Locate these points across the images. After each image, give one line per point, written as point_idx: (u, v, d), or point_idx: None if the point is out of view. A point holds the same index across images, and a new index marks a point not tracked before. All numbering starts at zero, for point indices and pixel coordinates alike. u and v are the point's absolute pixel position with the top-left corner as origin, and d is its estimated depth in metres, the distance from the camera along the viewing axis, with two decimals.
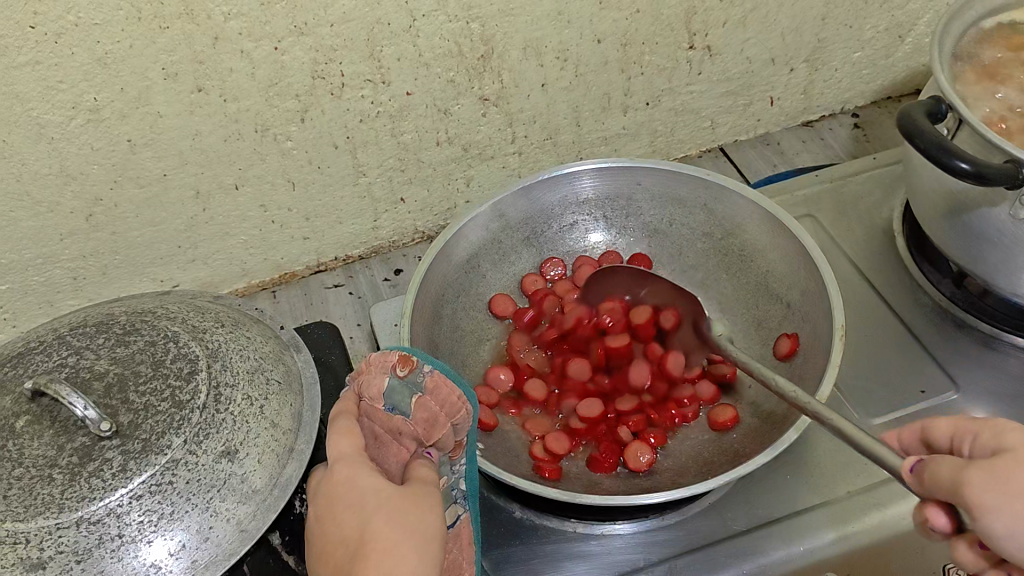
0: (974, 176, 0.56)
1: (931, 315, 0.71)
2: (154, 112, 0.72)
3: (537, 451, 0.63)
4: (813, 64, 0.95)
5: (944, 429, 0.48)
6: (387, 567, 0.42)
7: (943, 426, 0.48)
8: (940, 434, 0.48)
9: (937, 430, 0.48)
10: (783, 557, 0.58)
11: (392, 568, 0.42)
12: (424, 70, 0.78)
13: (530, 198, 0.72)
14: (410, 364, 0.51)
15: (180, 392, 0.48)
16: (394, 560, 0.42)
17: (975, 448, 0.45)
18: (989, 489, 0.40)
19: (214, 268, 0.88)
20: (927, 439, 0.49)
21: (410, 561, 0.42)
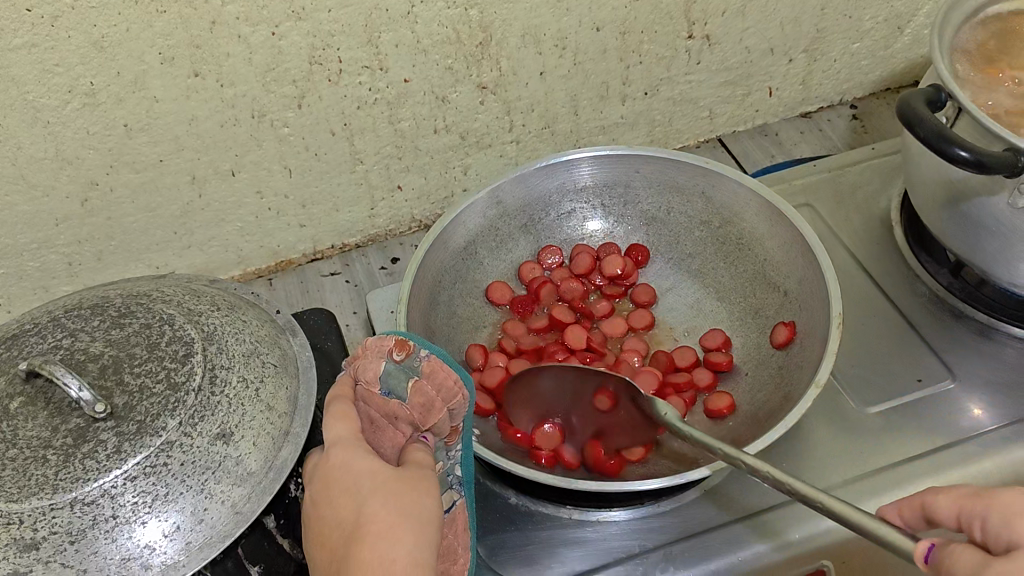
0: (974, 164, 0.55)
1: (928, 304, 0.71)
2: (150, 96, 0.71)
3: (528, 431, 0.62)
4: (812, 54, 0.95)
5: (948, 505, 0.41)
6: (382, 550, 0.42)
7: (948, 497, 0.41)
8: (945, 510, 0.41)
9: (941, 505, 0.41)
10: (779, 545, 0.58)
11: (387, 551, 0.42)
12: (421, 56, 0.78)
13: (528, 185, 0.72)
14: (406, 348, 0.51)
15: (175, 373, 0.48)
16: (389, 543, 0.42)
17: (988, 535, 0.38)
18: None
19: (210, 255, 0.87)
20: (928, 515, 0.42)
21: (405, 543, 0.42)
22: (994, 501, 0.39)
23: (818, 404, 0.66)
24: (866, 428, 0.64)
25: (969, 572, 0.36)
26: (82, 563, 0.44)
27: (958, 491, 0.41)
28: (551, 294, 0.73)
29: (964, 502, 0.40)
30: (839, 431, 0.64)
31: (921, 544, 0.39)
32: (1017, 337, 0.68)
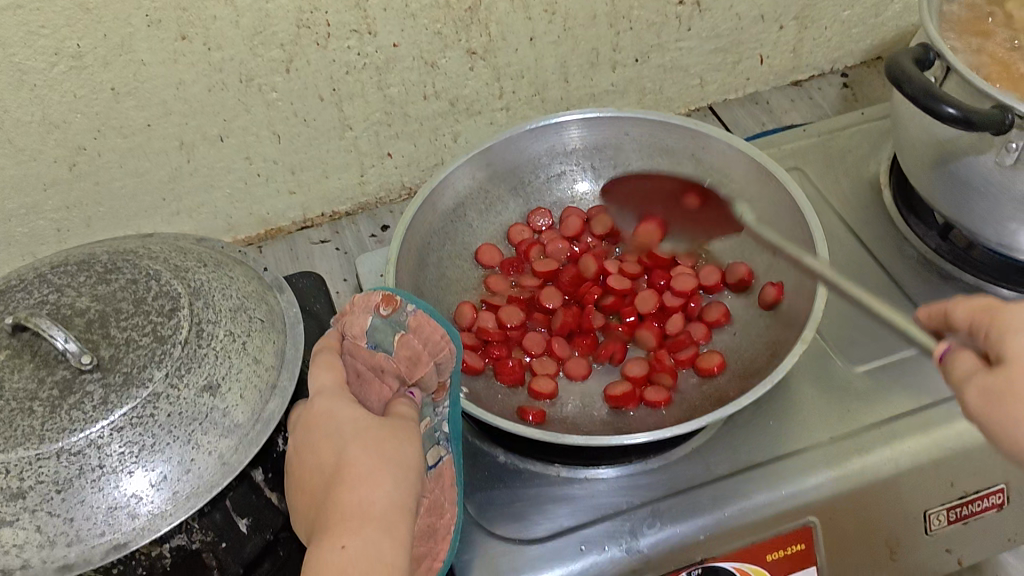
0: (963, 122, 0.55)
1: (916, 266, 0.71)
2: (137, 59, 0.71)
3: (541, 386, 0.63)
4: (803, 22, 0.94)
5: (964, 316, 0.44)
6: (361, 492, 0.42)
7: (966, 308, 0.44)
8: (961, 318, 0.44)
9: (957, 311, 0.45)
10: (766, 501, 0.58)
11: (366, 493, 0.42)
12: (410, 21, 0.78)
13: (517, 148, 0.72)
14: (393, 303, 0.51)
15: (162, 326, 0.48)
16: (368, 485, 0.42)
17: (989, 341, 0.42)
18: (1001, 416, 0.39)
19: (199, 222, 0.87)
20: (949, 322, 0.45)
21: (384, 487, 0.42)
22: (1002, 316, 0.42)
23: (806, 364, 0.66)
24: (854, 388, 0.64)
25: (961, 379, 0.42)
26: (69, 512, 0.44)
27: (979, 304, 0.44)
28: (539, 254, 0.73)
29: (979, 316, 0.43)
30: (827, 390, 0.64)
31: (937, 348, 0.44)
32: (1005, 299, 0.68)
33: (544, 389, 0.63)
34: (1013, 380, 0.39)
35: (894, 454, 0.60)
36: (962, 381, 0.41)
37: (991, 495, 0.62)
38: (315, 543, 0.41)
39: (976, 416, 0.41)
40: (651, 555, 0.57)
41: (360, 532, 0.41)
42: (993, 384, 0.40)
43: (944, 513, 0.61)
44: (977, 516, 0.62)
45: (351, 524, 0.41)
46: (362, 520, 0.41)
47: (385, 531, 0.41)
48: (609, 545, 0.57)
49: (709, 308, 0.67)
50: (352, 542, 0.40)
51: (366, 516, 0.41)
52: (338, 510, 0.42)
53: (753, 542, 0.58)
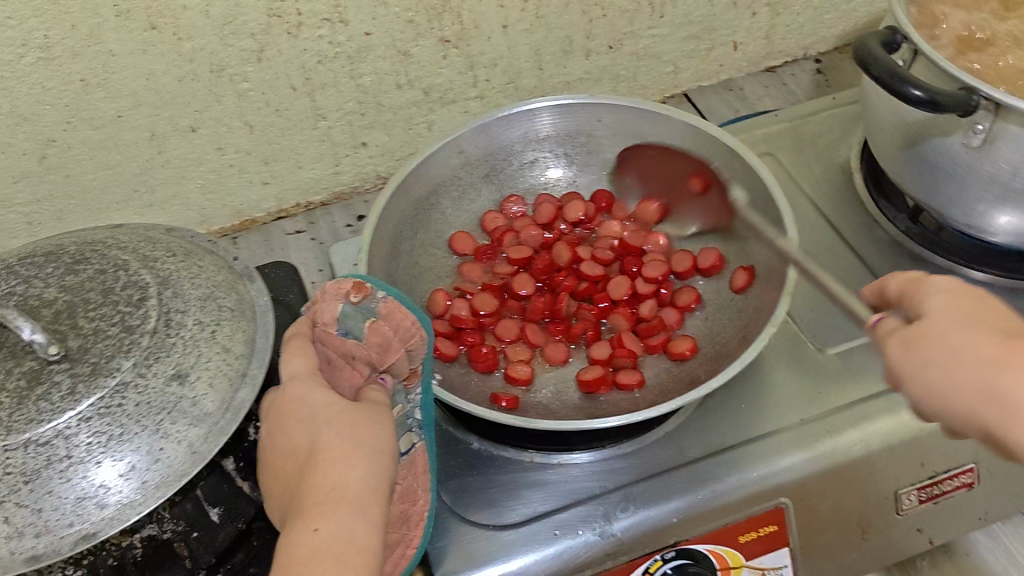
0: (928, 103, 0.56)
1: (886, 249, 0.72)
2: (106, 50, 0.71)
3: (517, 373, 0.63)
4: (775, 8, 0.95)
5: (893, 288, 0.48)
6: (335, 475, 0.42)
7: (895, 282, 0.48)
8: (891, 291, 0.48)
9: (890, 285, 0.48)
10: (738, 483, 0.59)
11: (339, 476, 0.42)
12: (382, 9, 0.77)
13: (490, 135, 0.72)
14: (363, 290, 0.51)
15: (130, 317, 0.48)
16: (341, 469, 0.42)
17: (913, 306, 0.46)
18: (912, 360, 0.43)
19: (172, 214, 0.87)
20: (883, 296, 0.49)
21: (357, 470, 0.42)
22: (924, 284, 0.46)
23: (778, 348, 0.67)
24: (825, 370, 0.65)
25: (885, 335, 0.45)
26: (37, 503, 0.44)
27: (906, 277, 0.48)
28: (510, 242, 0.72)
29: (906, 286, 0.47)
30: (798, 373, 0.65)
31: (870, 317, 0.47)
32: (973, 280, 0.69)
33: (521, 376, 0.63)
34: (930, 330, 0.43)
35: (865, 435, 0.60)
36: (886, 337, 0.45)
37: (963, 473, 0.62)
38: (288, 528, 0.41)
39: (898, 367, 0.44)
40: (625, 539, 0.57)
41: (333, 515, 0.40)
42: (909, 334, 0.44)
43: (916, 492, 0.62)
44: (948, 495, 0.63)
45: (324, 507, 0.41)
46: (335, 503, 0.41)
47: (359, 513, 0.41)
48: (583, 529, 0.57)
49: (680, 294, 0.67)
50: (326, 524, 0.40)
51: (339, 499, 0.41)
52: (311, 494, 0.41)
53: (724, 524, 0.59)
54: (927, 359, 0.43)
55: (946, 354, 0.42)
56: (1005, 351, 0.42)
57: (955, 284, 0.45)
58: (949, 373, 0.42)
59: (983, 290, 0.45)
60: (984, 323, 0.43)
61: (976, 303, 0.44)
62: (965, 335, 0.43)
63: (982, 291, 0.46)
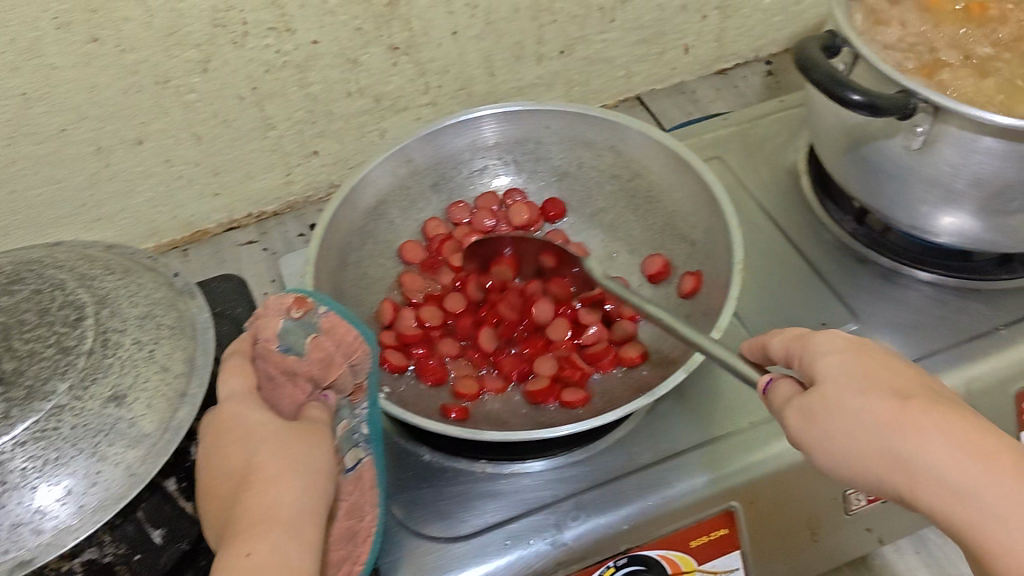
0: (868, 107, 0.56)
1: (833, 250, 0.73)
2: (46, 63, 0.69)
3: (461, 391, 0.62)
4: (725, 11, 0.95)
5: (779, 346, 0.48)
6: (270, 497, 0.42)
7: (780, 340, 0.49)
8: (777, 349, 0.49)
9: (774, 343, 0.49)
10: (688, 489, 0.59)
11: (275, 497, 0.42)
12: (329, 17, 0.77)
13: (437, 144, 0.71)
14: (305, 305, 0.51)
15: (66, 338, 0.47)
16: (277, 490, 0.42)
17: (802, 369, 0.46)
18: (810, 433, 0.44)
19: (121, 228, 0.85)
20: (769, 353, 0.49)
21: (293, 491, 0.42)
22: (809, 343, 0.47)
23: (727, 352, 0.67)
24: None
25: (782, 402, 0.46)
26: None
27: (790, 335, 0.48)
28: (453, 250, 0.72)
29: (792, 344, 0.48)
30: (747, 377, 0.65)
31: (761, 379, 0.47)
32: (918, 280, 0.70)
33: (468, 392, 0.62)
34: (826, 398, 0.43)
35: None
36: (784, 405, 0.45)
37: None
38: (221, 552, 0.40)
39: (802, 437, 0.44)
40: (576, 547, 0.57)
41: (267, 536, 0.40)
42: (806, 402, 0.44)
43: (863, 493, 0.62)
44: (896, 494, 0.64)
45: (259, 528, 0.40)
46: (271, 523, 0.40)
47: (294, 535, 0.40)
48: (533, 538, 0.57)
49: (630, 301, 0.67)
50: (259, 547, 0.39)
51: (274, 520, 0.41)
52: (246, 516, 0.41)
53: (675, 530, 0.59)
54: (824, 431, 0.43)
55: (841, 425, 0.43)
56: (899, 414, 0.42)
57: (841, 340, 0.46)
58: (850, 442, 0.43)
59: (869, 343, 0.46)
60: (875, 385, 0.43)
61: (864, 361, 0.44)
62: (859, 399, 0.43)
63: (869, 343, 0.46)
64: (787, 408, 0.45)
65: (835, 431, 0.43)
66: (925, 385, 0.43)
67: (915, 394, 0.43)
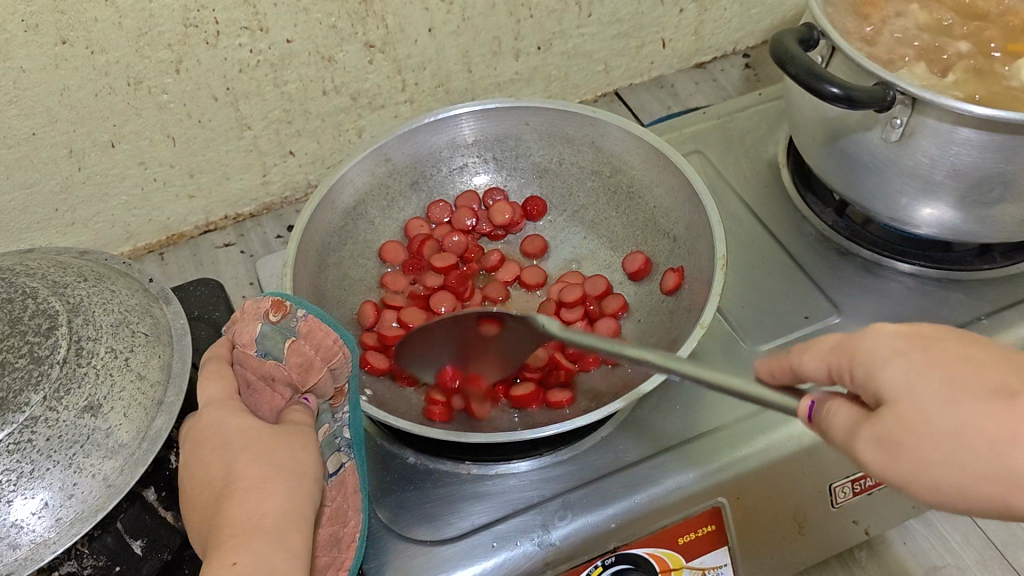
0: (845, 100, 0.56)
1: (815, 243, 0.73)
2: (15, 67, 0.68)
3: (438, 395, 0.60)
4: (702, 4, 0.95)
5: (817, 364, 0.41)
6: (252, 505, 0.42)
7: (815, 355, 0.41)
8: (815, 369, 0.41)
9: (810, 362, 0.41)
10: (676, 485, 0.59)
11: (256, 505, 0.42)
12: (303, 15, 0.76)
13: (416, 142, 0.70)
14: (283, 309, 0.49)
15: (38, 348, 0.46)
16: (259, 498, 0.42)
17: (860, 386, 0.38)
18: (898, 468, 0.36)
19: (96, 232, 0.84)
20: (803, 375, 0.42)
21: (275, 498, 0.42)
22: (861, 353, 0.38)
23: (711, 347, 0.67)
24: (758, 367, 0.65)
25: (844, 433, 0.38)
26: None
27: (824, 345, 0.41)
28: (432, 250, 0.72)
29: (831, 359, 0.40)
30: (732, 372, 0.65)
31: (802, 406, 0.40)
32: (899, 271, 0.70)
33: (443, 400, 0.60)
34: (905, 420, 0.36)
35: (797, 431, 0.60)
36: (849, 439, 0.38)
37: None
38: (204, 562, 0.40)
39: (885, 472, 0.37)
40: (563, 547, 0.57)
41: (251, 546, 0.40)
42: (877, 430, 0.36)
43: (849, 485, 0.63)
44: (881, 487, 0.64)
45: (242, 538, 0.40)
46: (252, 534, 0.41)
47: (278, 543, 0.41)
48: (520, 539, 0.57)
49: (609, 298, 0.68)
50: (243, 557, 0.40)
51: (257, 529, 0.41)
52: (228, 525, 0.41)
53: (662, 527, 0.59)
54: (917, 462, 0.35)
55: (933, 450, 0.35)
56: (1004, 420, 0.34)
57: (897, 337, 0.38)
58: (949, 465, 0.35)
59: (926, 329, 0.38)
60: (961, 389, 0.35)
61: (935, 358, 0.36)
62: (950, 411, 0.35)
63: (926, 331, 0.38)
64: (856, 441, 0.37)
65: (928, 458, 0.35)
66: (1020, 368, 0.36)
67: (1014, 385, 0.35)
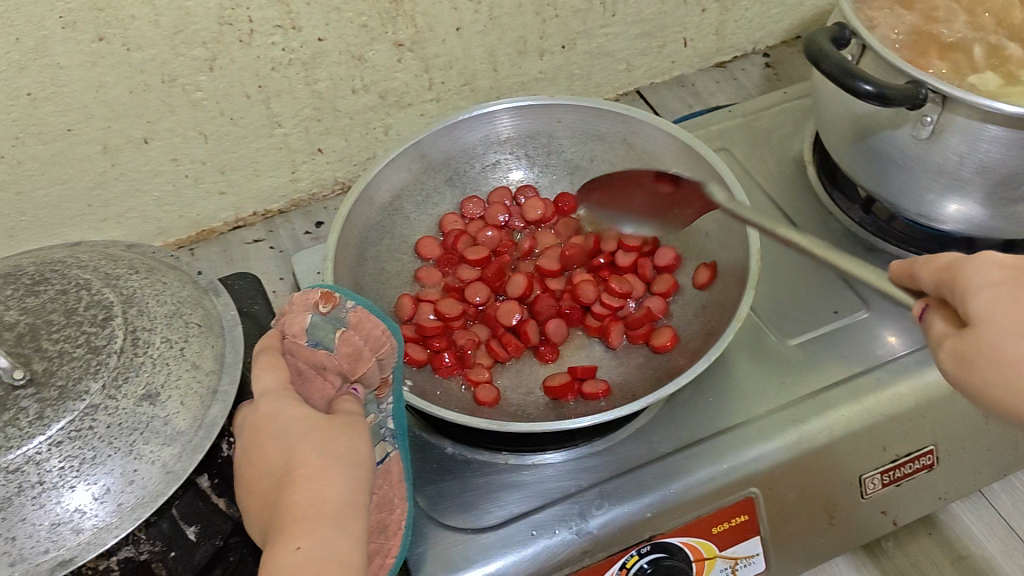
0: (878, 98, 0.57)
1: (841, 239, 0.74)
2: (53, 63, 0.69)
3: (483, 396, 0.62)
4: (724, 4, 0.96)
5: (928, 278, 0.42)
6: (313, 492, 0.44)
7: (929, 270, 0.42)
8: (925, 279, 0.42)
9: (923, 274, 0.43)
10: (709, 475, 0.60)
11: (318, 492, 0.44)
12: (335, 14, 0.77)
13: (451, 139, 0.72)
14: (332, 300, 0.51)
15: (95, 337, 0.47)
16: (320, 484, 0.44)
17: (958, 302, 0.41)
18: (970, 381, 0.40)
19: (128, 227, 0.85)
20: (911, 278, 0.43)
21: (336, 484, 0.44)
22: (961, 275, 0.41)
23: (741, 341, 0.68)
24: (788, 361, 0.66)
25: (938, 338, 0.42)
26: (10, 531, 0.43)
27: (938, 262, 0.42)
28: (467, 244, 0.73)
29: (941, 275, 0.42)
30: (762, 365, 0.66)
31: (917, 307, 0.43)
32: None
33: (488, 399, 0.62)
34: (983, 347, 0.39)
35: (828, 423, 0.61)
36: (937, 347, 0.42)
37: (923, 456, 0.64)
38: (270, 546, 0.42)
39: (958, 380, 0.41)
40: (601, 536, 0.58)
41: (314, 531, 0.42)
42: (960, 347, 0.40)
43: (878, 477, 0.63)
44: (910, 477, 0.65)
45: (306, 523, 0.42)
46: (315, 519, 0.42)
47: (339, 528, 0.42)
48: (559, 528, 0.58)
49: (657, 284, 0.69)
50: (307, 541, 0.41)
51: (319, 514, 0.43)
52: (291, 511, 0.43)
53: (697, 517, 0.60)
54: (985, 379, 0.39)
55: (1002, 373, 0.39)
56: None
57: (996, 267, 0.40)
58: (1009, 387, 0.39)
59: None
60: None
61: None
62: (1023, 345, 0.38)
63: None
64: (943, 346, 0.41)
65: (995, 379, 0.39)
66: None
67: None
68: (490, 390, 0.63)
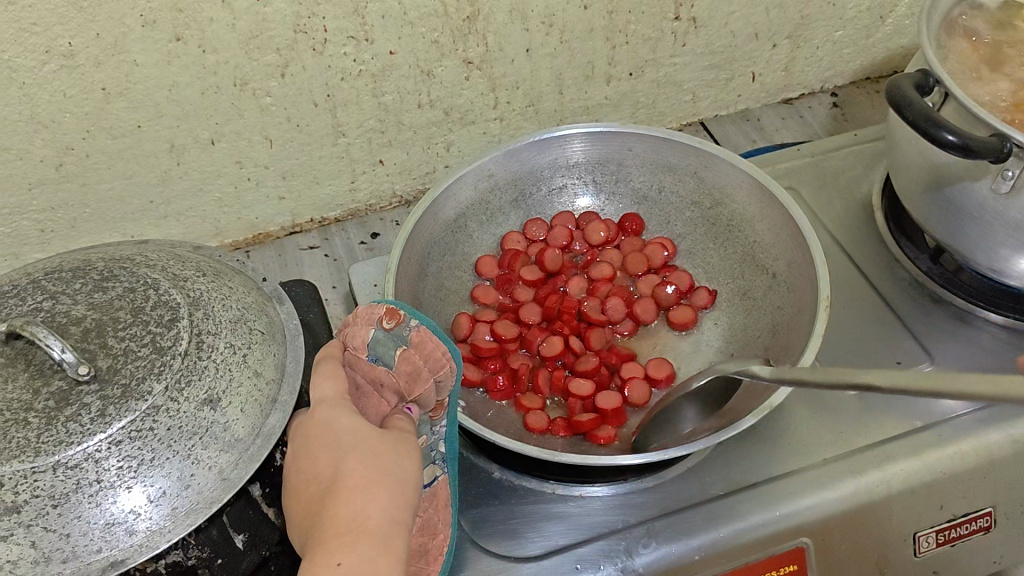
0: (961, 149, 0.55)
1: (906, 288, 0.72)
2: (130, 60, 0.70)
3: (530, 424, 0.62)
4: (796, 41, 0.95)
5: None
6: (358, 506, 0.43)
7: None
8: None
9: None
10: (762, 521, 0.58)
11: (362, 507, 0.43)
12: (408, 28, 0.77)
13: (520, 160, 0.73)
14: (397, 317, 0.51)
15: (161, 338, 0.47)
16: (365, 498, 0.44)
17: None
18: None
19: (186, 225, 0.85)
20: None
21: (380, 501, 0.44)
22: None
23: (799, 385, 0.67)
24: (847, 409, 0.65)
25: None
26: (65, 527, 0.43)
27: None
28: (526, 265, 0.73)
29: None
30: (819, 412, 0.65)
31: None
32: (992, 322, 0.69)
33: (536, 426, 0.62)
34: None
35: (886, 476, 0.60)
36: None
37: (980, 517, 0.62)
38: (308, 559, 0.42)
39: None
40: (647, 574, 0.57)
41: (355, 548, 0.41)
42: None
43: (933, 535, 0.62)
44: (965, 539, 0.63)
45: (349, 539, 0.42)
46: (359, 534, 0.42)
47: (381, 547, 0.42)
48: (604, 563, 0.57)
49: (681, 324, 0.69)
50: (347, 558, 0.41)
51: (362, 531, 0.42)
52: (335, 523, 0.43)
53: (747, 563, 0.58)
54: None
55: None
56: None
57: None
58: None
59: None
60: None
61: None
62: None
63: None
64: None
65: None
66: None
67: None
68: (539, 416, 0.63)
